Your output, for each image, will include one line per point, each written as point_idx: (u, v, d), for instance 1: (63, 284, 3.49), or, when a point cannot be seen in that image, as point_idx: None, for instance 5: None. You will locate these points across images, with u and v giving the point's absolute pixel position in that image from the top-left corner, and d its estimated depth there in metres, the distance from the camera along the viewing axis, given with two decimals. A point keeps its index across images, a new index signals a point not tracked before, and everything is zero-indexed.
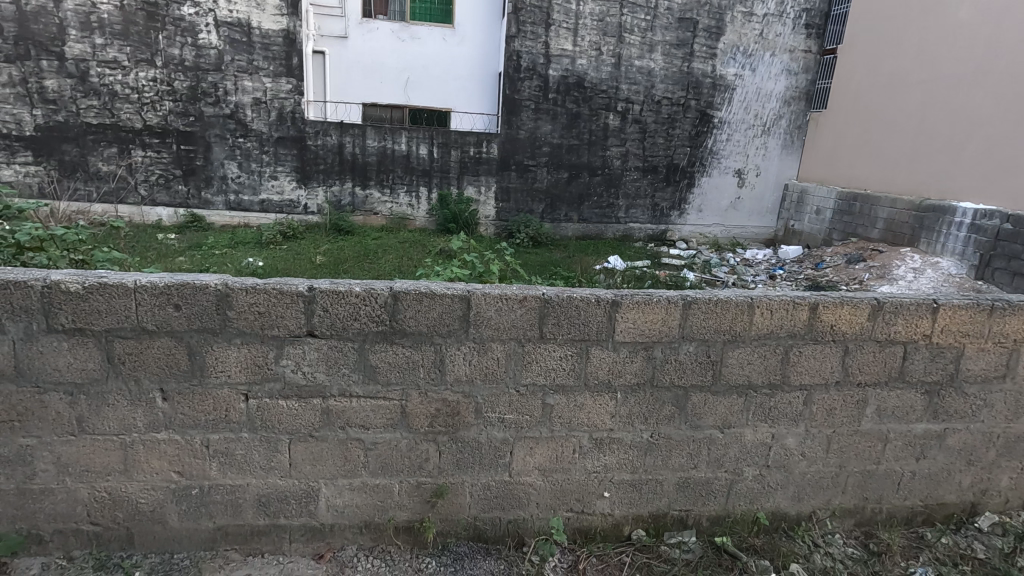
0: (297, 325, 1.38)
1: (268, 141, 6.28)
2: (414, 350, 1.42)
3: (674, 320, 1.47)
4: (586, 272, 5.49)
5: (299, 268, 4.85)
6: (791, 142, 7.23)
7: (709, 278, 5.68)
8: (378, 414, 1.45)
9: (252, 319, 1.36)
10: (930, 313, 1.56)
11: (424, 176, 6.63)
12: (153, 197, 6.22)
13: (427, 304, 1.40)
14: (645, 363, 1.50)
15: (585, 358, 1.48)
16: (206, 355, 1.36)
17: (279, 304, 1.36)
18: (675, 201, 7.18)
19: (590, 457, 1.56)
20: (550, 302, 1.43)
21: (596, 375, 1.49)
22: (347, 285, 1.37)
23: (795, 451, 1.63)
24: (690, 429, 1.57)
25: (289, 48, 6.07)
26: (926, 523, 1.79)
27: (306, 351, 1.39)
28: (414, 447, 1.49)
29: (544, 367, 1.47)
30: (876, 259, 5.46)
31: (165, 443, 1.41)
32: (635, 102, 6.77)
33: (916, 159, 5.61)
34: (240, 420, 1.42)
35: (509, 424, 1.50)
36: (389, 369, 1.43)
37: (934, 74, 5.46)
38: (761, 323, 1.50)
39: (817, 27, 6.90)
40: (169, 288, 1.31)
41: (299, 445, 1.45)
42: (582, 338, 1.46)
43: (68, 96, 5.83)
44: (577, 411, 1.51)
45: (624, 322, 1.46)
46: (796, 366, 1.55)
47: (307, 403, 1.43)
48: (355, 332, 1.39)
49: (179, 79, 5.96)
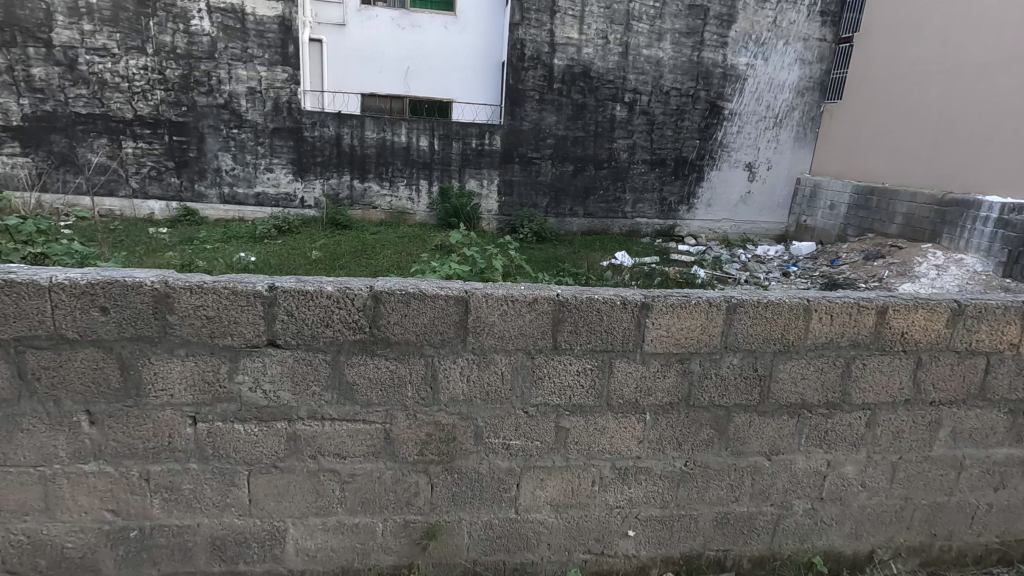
0: (255, 334, 1.17)
1: (263, 132, 6.06)
2: (400, 364, 1.21)
3: (714, 327, 1.26)
4: (592, 270, 5.28)
5: (294, 265, 4.65)
6: (804, 134, 6.97)
7: (720, 276, 5.44)
8: (356, 440, 1.25)
9: (198, 325, 1.15)
10: (1017, 318, 1.35)
11: (424, 169, 6.41)
12: (144, 190, 6.01)
13: (415, 308, 1.18)
14: (681, 379, 1.28)
15: (606, 372, 1.26)
16: (142, 370, 1.16)
17: (232, 307, 1.15)
18: (683, 195, 6.95)
19: (612, 490, 1.35)
20: (565, 304, 1.21)
21: (616, 391, 1.28)
22: (316, 284, 1.16)
23: (854, 482, 1.42)
24: (731, 456, 1.35)
25: (285, 36, 5.84)
26: (1002, 562, 1.57)
27: (267, 363, 1.18)
28: (401, 479, 1.28)
29: (558, 384, 1.26)
30: (897, 256, 5.20)
31: (94, 477, 1.20)
32: (643, 92, 6.52)
33: (936, 151, 5.36)
34: (186, 449, 1.21)
35: (516, 451, 1.29)
36: (368, 386, 1.21)
37: (956, 63, 5.21)
38: (818, 330, 1.29)
39: (833, 15, 6.63)
40: (95, 287, 1.11)
41: (261, 478, 1.25)
42: (604, 348, 1.25)
43: (56, 85, 5.62)
44: (597, 436, 1.30)
45: (656, 329, 1.25)
46: (860, 382, 1.34)
47: (270, 428, 1.22)
48: (329, 339, 1.18)
49: (170, 67, 5.74)
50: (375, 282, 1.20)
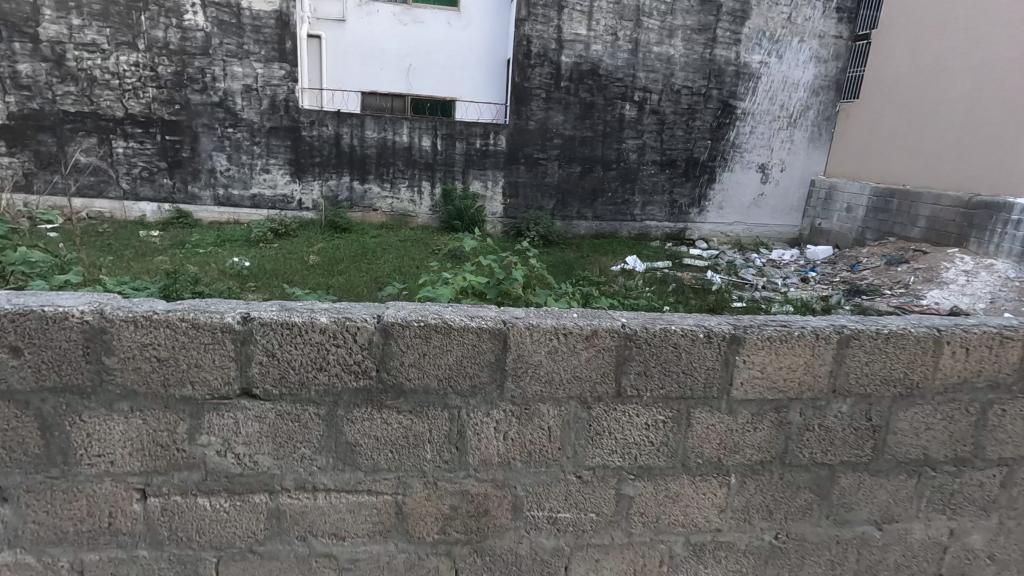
0: (219, 380, 1.01)
1: (259, 131, 5.82)
2: (418, 419, 1.05)
3: (819, 365, 1.12)
4: (603, 275, 5.06)
5: (289, 269, 4.41)
6: (819, 135, 6.75)
7: (736, 282, 5.21)
8: (359, 518, 1.08)
9: (148, 368, 0.99)
10: None
11: (427, 170, 6.18)
12: (136, 191, 5.78)
13: (441, 345, 1.03)
14: (777, 431, 1.15)
15: (683, 425, 1.12)
16: (75, 431, 1.00)
17: (192, 347, 0.99)
18: (694, 198, 6.73)
19: (682, 570, 1.20)
20: (636, 336, 1.07)
21: (696, 447, 1.13)
22: (301, 315, 1.00)
23: (980, 552, 1.31)
24: (835, 524, 1.22)
25: (282, 31, 5.62)
26: None
27: (240, 418, 1.02)
28: (413, 565, 1.12)
29: (622, 442, 1.11)
30: (922, 261, 5.00)
31: (15, 567, 1.05)
32: (653, 91, 6.31)
33: (963, 151, 5.13)
34: (132, 530, 1.05)
35: (564, 526, 1.14)
36: (368, 445, 1.06)
37: (984, 60, 4.99)
38: (951, 371, 1.17)
39: (849, 11, 6.42)
40: (14, 324, 0.95)
41: (233, 565, 1.08)
42: (681, 396, 1.10)
43: (43, 82, 5.39)
44: (667, 503, 1.16)
45: (750, 371, 1.11)
46: (996, 432, 1.23)
47: (244, 504, 1.06)
48: (325, 383, 1.02)
49: (162, 64, 5.51)
50: (386, 310, 1.04)
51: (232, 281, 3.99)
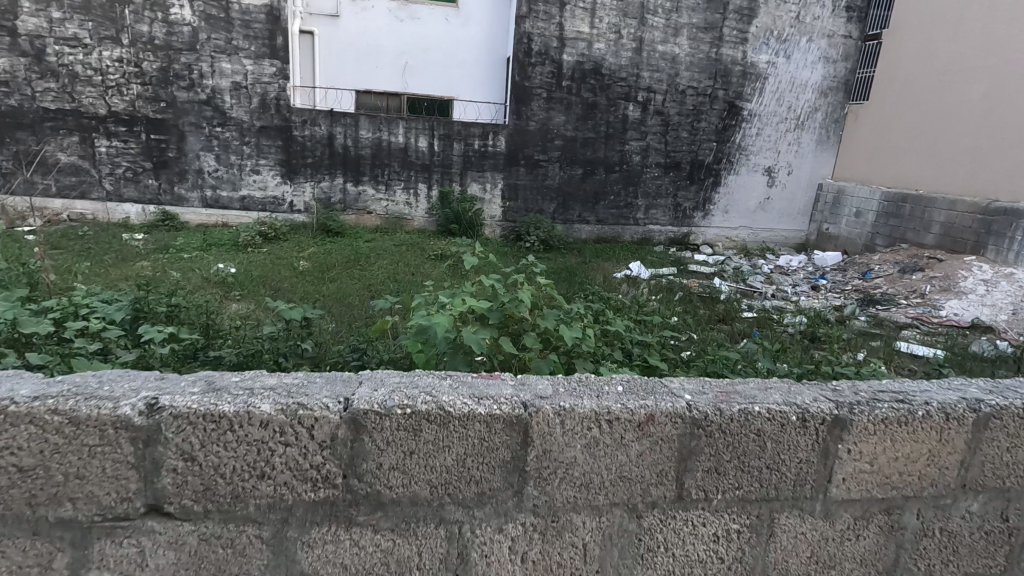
0: (108, 493, 0.95)
1: (249, 131, 5.60)
2: (401, 539, 1.03)
3: (946, 453, 1.18)
4: (607, 283, 4.86)
5: (278, 275, 4.20)
6: (826, 137, 6.57)
7: (745, 290, 5.00)
8: None
9: (6, 483, 0.93)
10: None
11: (423, 171, 5.97)
12: (119, 192, 5.54)
13: (439, 445, 1.00)
14: (877, 530, 1.20)
15: (769, 526, 1.14)
16: None
17: (72, 453, 0.93)
18: (699, 201, 6.53)
19: None
20: (706, 419, 1.07)
21: (781, 559, 1.16)
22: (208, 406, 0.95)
23: None
24: None
25: (273, 26, 5.40)
26: None
27: (145, 536, 0.97)
28: None
29: (689, 555, 1.12)
30: (937, 269, 4.82)
31: None
32: (658, 91, 6.11)
33: (979, 156, 4.96)
34: None
35: None
36: (329, 571, 1.02)
37: (1000, 62, 4.82)
38: None
39: (859, 11, 6.24)
40: None
41: None
42: (766, 495, 1.13)
43: (22, 77, 5.16)
44: None
45: (858, 464, 1.15)
46: None
47: None
48: (270, 494, 0.98)
49: (147, 60, 5.28)
50: (347, 395, 1.02)
51: (216, 290, 3.77)
